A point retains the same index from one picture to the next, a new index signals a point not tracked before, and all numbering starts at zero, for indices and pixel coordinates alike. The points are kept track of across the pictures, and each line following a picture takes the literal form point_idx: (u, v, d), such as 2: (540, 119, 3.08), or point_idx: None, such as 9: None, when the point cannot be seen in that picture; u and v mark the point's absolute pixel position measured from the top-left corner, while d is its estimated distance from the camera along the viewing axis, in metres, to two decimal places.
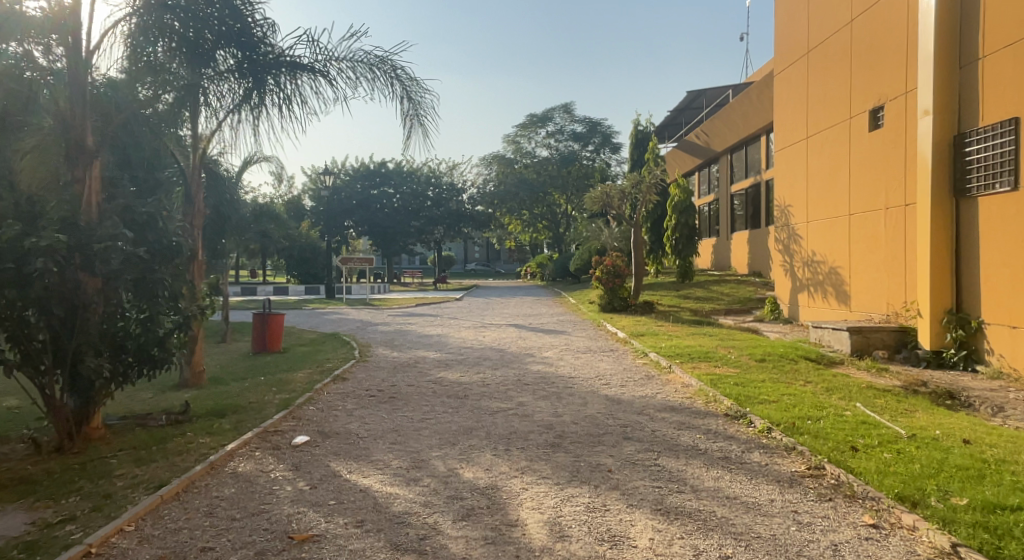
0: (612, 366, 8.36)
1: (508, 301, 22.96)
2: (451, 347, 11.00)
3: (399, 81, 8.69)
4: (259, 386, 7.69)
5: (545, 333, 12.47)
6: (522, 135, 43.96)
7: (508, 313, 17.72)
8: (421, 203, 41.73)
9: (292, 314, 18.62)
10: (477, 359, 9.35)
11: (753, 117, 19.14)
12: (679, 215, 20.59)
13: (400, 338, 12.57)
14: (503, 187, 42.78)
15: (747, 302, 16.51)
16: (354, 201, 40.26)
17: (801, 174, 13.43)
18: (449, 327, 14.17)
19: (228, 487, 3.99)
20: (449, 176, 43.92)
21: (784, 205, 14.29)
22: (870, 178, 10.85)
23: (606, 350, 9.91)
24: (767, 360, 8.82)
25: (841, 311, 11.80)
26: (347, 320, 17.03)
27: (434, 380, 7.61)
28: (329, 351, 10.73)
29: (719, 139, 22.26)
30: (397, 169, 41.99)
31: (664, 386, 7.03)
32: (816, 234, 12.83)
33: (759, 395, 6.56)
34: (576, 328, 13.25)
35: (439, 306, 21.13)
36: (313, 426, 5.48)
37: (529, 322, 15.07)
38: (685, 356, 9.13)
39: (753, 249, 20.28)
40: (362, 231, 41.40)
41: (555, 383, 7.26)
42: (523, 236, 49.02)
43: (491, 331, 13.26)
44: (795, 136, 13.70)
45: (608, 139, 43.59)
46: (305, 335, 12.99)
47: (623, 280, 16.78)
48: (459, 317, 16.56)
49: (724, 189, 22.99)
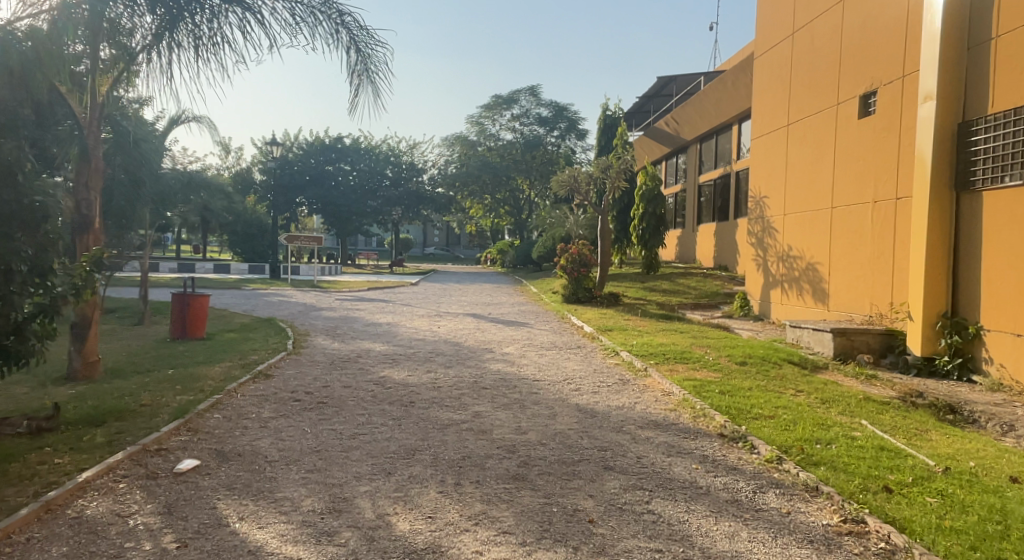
0: (581, 368, 7.39)
1: (466, 288, 21.91)
2: (401, 338, 9.85)
3: (346, 29, 7.48)
4: (162, 382, 6.43)
5: (505, 325, 11.44)
6: (487, 116, 42.54)
7: (465, 301, 16.65)
8: (379, 182, 40.10)
9: (230, 295, 17.12)
10: (429, 355, 8.24)
11: (726, 105, 18.41)
12: (646, 204, 19.75)
13: (344, 326, 11.34)
14: (465, 168, 41.39)
15: (714, 296, 15.81)
16: (307, 176, 38.42)
17: (779, 164, 12.62)
18: (401, 315, 12.99)
19: (59, 546, 2.82)
20: (409, 156, 42.27)
21: (758, 196, 13.49)
22: (858, 168, 10.08)
23: (572, 347, 8.95)
24: (750, 362, 7.97)
25: (816, 311, 11.05)
26: (290, 303, 15.67)
27: (375, 380, 6.48)
28: (260, 339, 9.46)
29: (690, 127, 21.49)
30: (354, 146, 40.21)
31: (641, 394, 6.08)
32: (793, 228, 12.05)
33: (752, 408, 5.65)
34: (538, 321, 12.27)
35: (393, 290, 19.92)
36: (210, 444, 4.32)
37: (488, 311, 14.03)
38: (660, 357, 8.22)
39: (720, 242, 19.63)
40: (315, 209, 39.55)
41: (515, 388, 6.23)
42: (484, 220, 47.78)
43: (446, 321, 12.14)
44: (774, 123, 12.87)
45: (574, 125, 42.48)
46: (238, 320, 11.63)
47: (588, 270, 15.88)
48: (412, 304, 15.39)
49: (692, 179, 22.30)
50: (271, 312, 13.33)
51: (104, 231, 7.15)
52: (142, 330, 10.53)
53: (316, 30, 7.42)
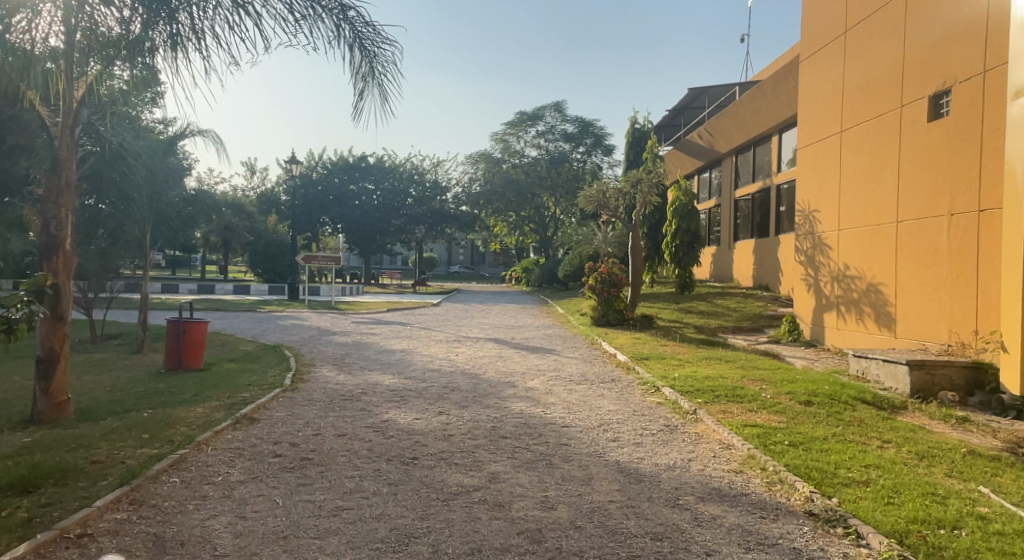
0: (617, 409, 6.33)
1: (490, 309, 20.95)
2: (415, 369, 8.88)
3: (349, 24, 6.65)
4: (132, 427, 5.55)
5: (530, 353, 10.42)
6: (511, 133, 41.83)
7: (488, 324, 15.69)
8: (402, 201, 39.55)
9: (243, 318, 16.38)
10: (442, 391, 7.25)
11: (765, 114, 17.29)
12: (679, 220, 18.64)
13: (354, 354, 10.43)
14: (489, 186, 40.66)
15: (757, 318, 14.58)
16: (330, 196, 38.10)
17: (831, 175, 11.48)
18: (417, 341, 12.07)
19: None
20: (433, 174, 41.69)
21: (807, 210, 12.34)
22: (928, 178, 8.93)
23: (605, 381, 7.89)
24: (815, 402, 6.81)
25: (881, 338, 9.85)
26: (303, 327, 14.87)
27: (376, 426, 5.50)
28: (260, 370, 8.59)
29: (725, 139, 20.36)
30: (377, 164, 39.85)
31: (694, 446, 5.01)
32: (849, 245, 10.89)
33: (836, 469, 4.56)
34: (566, 348, 11.23)
35: (413, 312, 19.06)
36: (150, 527, 3.38)
37: (512, 336, 13.04)
38: (709, 394, 7.09)
39: (760, 260, 18.41)
40: (338, 229, 39.15)
41: (541, 437, 5.19)
42: (509, 238, 46.92)
43: (465, 348, 11.16)
44: (824, 130, 11.75)
45: (600, 140, 41.44)
46: (243, 347, 10.81)
47: (619, 291, 14.82)
48: (431, 327, 14.48)
49: (727, 193, 21.12)
50: (280, 338, 12.51)
51: (77, 253, 6.32)
52: (138, 359, 9.75)
53: (316, 25, 6.60)
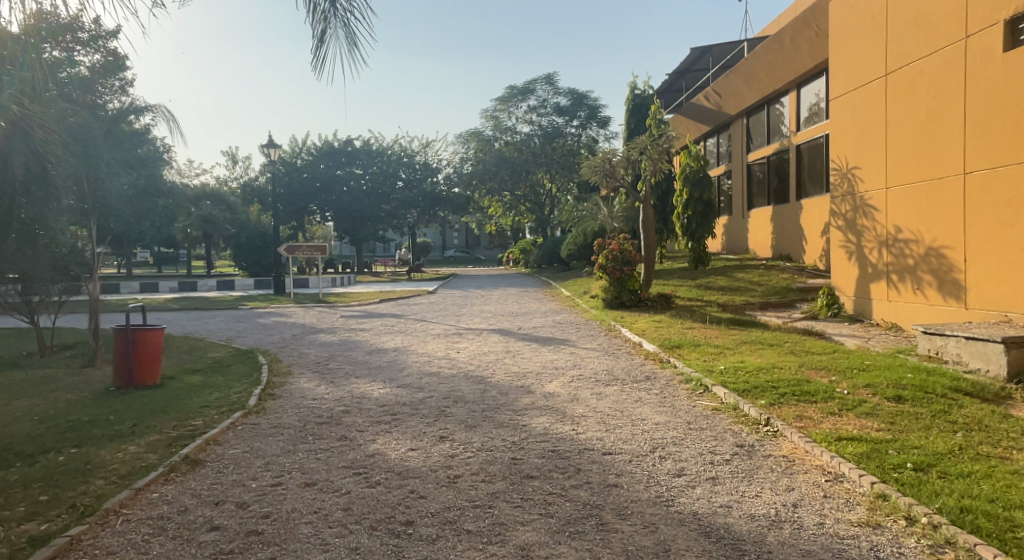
0: (667, 422, 4.99)
1: (489, 295, 19.59)
2: (410, 374, 7.52)
3: None
4: (30, 482, 4.16)
5: (541, 346, 9.09)
6: (502, 109, 40.14)
7: (489, 312, 14.35)
8: (391, 185, 37.98)
9: (221, 317, 14.96)
10: (443, 405, 5.88)
11: (782, 68, 15.82)
12: (691, 189, 17.07)
13: (339, 357, 9.07)
14: (481, 165, 39.10)
15: (785, 292, 13.25)
16: (317, 183, 36.58)
17: (876, 125, 10.08)
18: (413, 336, 10.70)
19: None
20: (422, 155, 40.06)
21: (845, 167, 10.95)
22: (1005, 120, 7.54)
23: (637, 380, 6.52)
24: (908, 398, 5.46)
25: (947, 310, 8.55)
26: (285, 325, 13.48)
27: (357, 466, 4.13)
28: (224, 383, 7.20)
29: (735, 100, 18.89)
30: (364, 148, 38.24)
31: (788, 481, 3.65)
32: (899, 204, 9.57)
33: (1008, 510, 3.19)
34: (581, 337, 9.87)
35: (408, 302, 17.72)
36: None
37: (517, 325, 11.67)
38: (773, 393, 5.76)
39: (779, 228, 17.11)
40: (327, 217, 37.63)
41: (581, 475, 3.84)
42: (504, 219, 45.48)
43: (467, 343, 9.79)
44: (864, 74, 10.34)
45: (595, 113, 39.75)
46: (211, 354, 9.42)
47: (632, 269, 13.47)
48: (427, 319, 13.12)
49: (739, 158, 19.72)
50: (257, 340, 11.12)
51: None
52: (87, 375, 8.35)
53: None
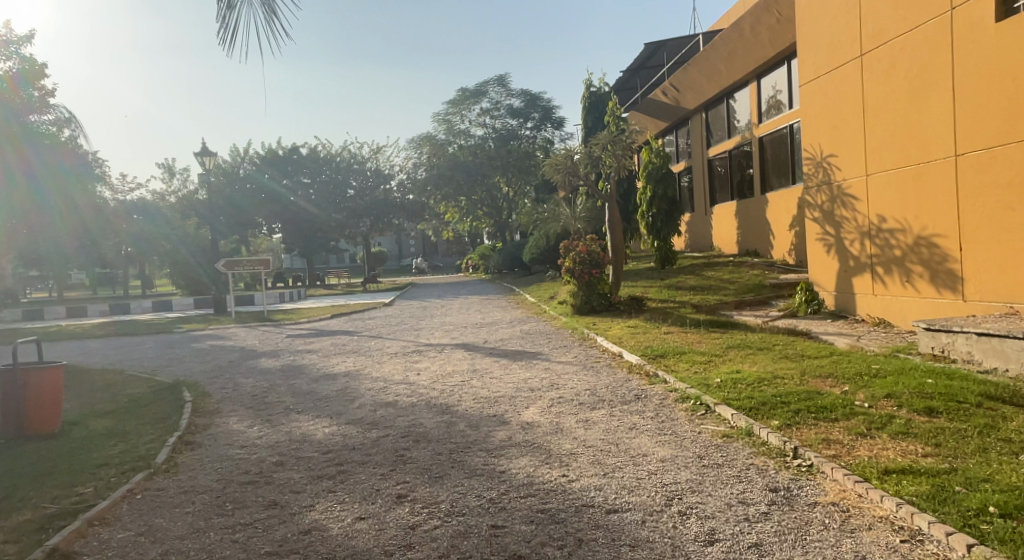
0: (674, 458, 4.12)
1: (449, 304, 18.57)
2: (362, 405, 6.50)
3: None
4: None
5: (511, 363, 8.15)
6: (454, 113, 39.16)
7: (450, 324, 13.35)
8: (342, 194, 36.56)
9: (153, 343, 13.57)
10: (400, 447, 4.88)
11: (742, 58, 15.33)
12: (654, 185, 16.43)
13: (281, 387, 7.96)
14: (435, 170, 38.02)
15: (759, 289, 12.67)
16: (262, 194, 34.88)
17: (853, 110, 9.50)
18: (367, 357, 9.65)
19: None
20: (374, 161, 38.72)
21: (820, 156, 10.37)
22: (1001, 95, 6.95)
23: (624, 402, 5.65)
24: (942, 410, 4.72)
25: (942, 304, 7.97)
26: (224, 349, 12.20)
27: (286, 553, 3.11)
28: (136, 429, 6.04)
29: (694, 94, 18.39)
30: (311, 155, 36.71)
31: (853, 545, 2.81)
32: (881, 192, 8.99)
33: None
34: (553, 350, 9.01)
35: (362, 316, 16.57)
36: None
37: (481, 338, 10.75)
38: (785, 411, 4.95)
39: (744, 223, 16.63)
40: (276, 229, 36.01)
41: (585, 551, 2.90)
42: (461, 225, 44.51)
43: (427, 362, 8.80)
44: (836, 57, 9.78)
45: (549, 114, 39.13)
46: (131, 391, 8.19)
47: (601, 272, 12.74)
48: (382, 335, 12.05)
49: (699, 153, 19.23)
50: (189, 369, 9.88)
51: None
52: None
53: None
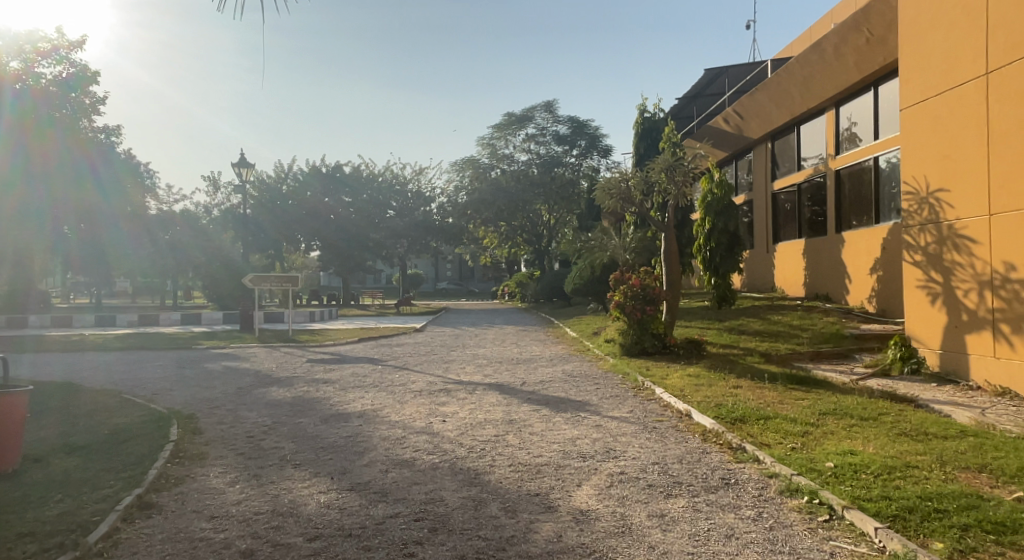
0: None
1: (484, 334, 17.33)
2: (371, 463, 5.25)
3: None
4: None
5: (553, 416, 6.81)
6: (499, 137, 38.49)
7: (483, 357, 12.09)
8: (381, 214, 35.92)
9: (165, 361, 12.68)
10: (411, 540, 3.61)
11: (819, 83, 14.00)
12: (714, 217, 15.02)
13: (284, 427, 6.78)
14: (476, 194, 37.21)
15: (838, 340, 11.10)
16: (302, 210, 34.55)
17: (972, 138, 8.06)
18: (388, 394, 8.45)
19: None
20: (415, 183, 38.15)
21: (926, 190, 8.91)
22: None
23: (711, 490, 4.28)
24: None
25: None
26: (236, 372, 11.18)
27: None
28: (95, 478, 4.91)
29: (759, 122, 17.07)
30: (353, 174, 36.35)
31: None
32: (1009, 236, 7.48)
33: None
34: (603, 399, 7.67)
35: (389, 343, 15.44)
36: None
37: (518, 378, 9.46)
38: (947, 528, 3.53)
39: (814, 264, 15.07)
40: (313, 246, 35.60)
41: None
42: (499, 251, 43.53)
43: (455, 406, 7.54)
44: (951, 76, 8.38)
45: (595, 141, 38.12)
46: (116, 421, 7.14)
47: (656, 309, 11.37)
48: (408, 367, 10.87)
49: (762, 186, 17.81)
50: (191, 396, 8.85)
51: None
52: None
53: None
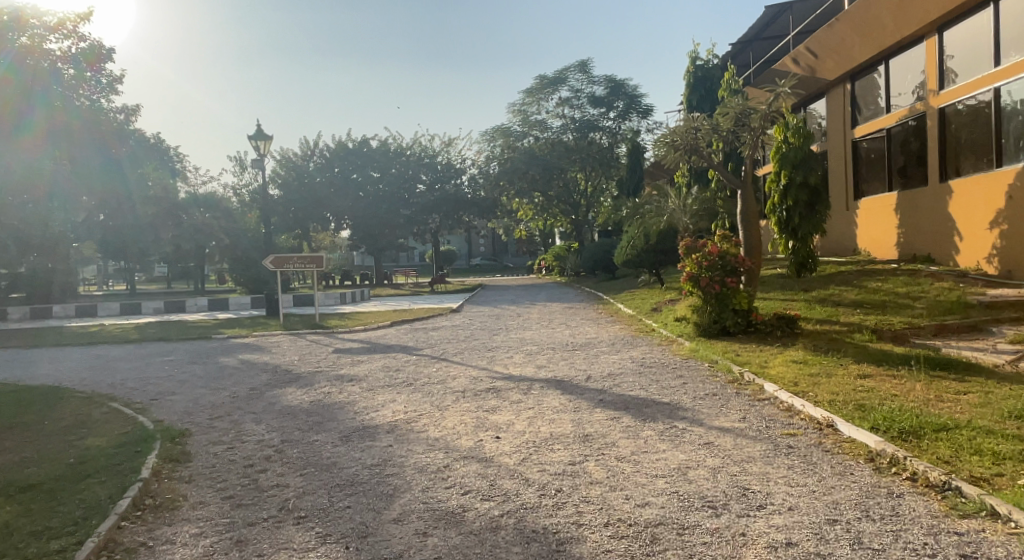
0: None
1: (528, 313, 15.68)
2: (404, 518, 3.66)
3: None
4: None
5: (644, 430, 5.13)
6: (531, 102, 36.49)
7: (532, 342, 10.45)
8: (411, 189, 34.35)
9: (178, 355, 11.38)
10: None
11: (919, 5, 11.81)
12: (792, 171, 12.84)
13: (292, 450, 5.26)
14: (509, 163, 35.21)
15: (964, 310, 9.12)
16: (330, 188, 33.25)
17: None
18: (424, 397, 6.91)
19: None
20: (445, 155, 36.45)
21: None
22: None
23: None
24: None
25: None
26: (252, 368, 9.77)
27: None
28: (10, 553, 3.41)
29: (836, 61, 14.91)
30: (381, 148, 34.82)
31: None
32: None
33: None
34: (699, 400, 5.97)
35: (424, 326, 13.90)
36: None
37: (580, 370, 7.81)
38: None
39: (910, 220, 12.96)
40: (344, 225, 34.31)
41: None
42: (534, 223, 41.75)
43: (509, 413, 5.92)
44: None
45: (634, 102, 35.80)
46: (88, 444, 5.71)
47: (738, 280, 9.47)
48: (447, 358, 9.31)
49: (839, 135, 15.68)
50: (193, 402, 7.42)
51: None
52: None
53: None
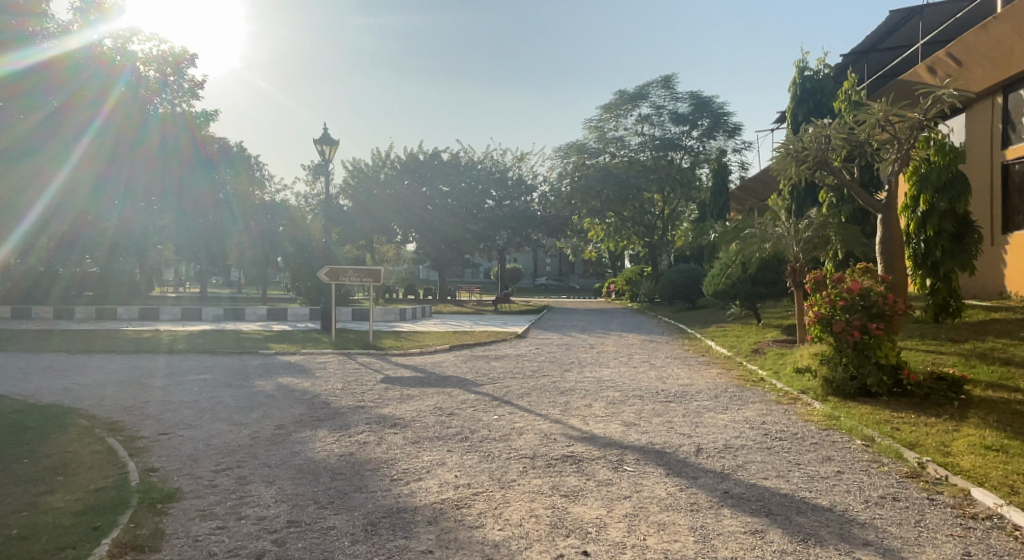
0: None
1: (603, 344, 13.89)
2: None
3: None
4: None
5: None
6: (608, 118, 34.96)
7: (612, 385, 8.70)
8: (481, 204, 33.23)
9: (214, 373, 10.24)
10: None
11: None
12: (936, 194, 10.67)
13: (293, 544, 3.73)
14: (582, 181, 33.65)
15: None
16: (398, 199, 32.57)
17: None
18: (482, 461, 5.29)
19: None
20: (516, 170, 35.27)
21: None
22: None
23: None
24: None
25: None
26: (286, 396, 8.43)
27: None
28: None
29: (985, 68, 12.65)
30: (452, 161, 33.96)
31: None
32: None
33: None
34: (877, 511, 4.09)
35: (484, 354, 12.33)
36: None
37: (684, 435, 6.01)
38: None
39: None
40: (410, 239, 33.50)
41: None
42: (606, 244, 39.86)
43: (597, 507, 4.21)
44: None
45: (719, 121, 33.77)
46: (49, 504, 4.38)
47: (885, 328, 7.49)
48: (511, 402, 7.66)
49: (983, 155, 13.33)
50: (202, 443, 6.07)
51: None
52: None
53: None
